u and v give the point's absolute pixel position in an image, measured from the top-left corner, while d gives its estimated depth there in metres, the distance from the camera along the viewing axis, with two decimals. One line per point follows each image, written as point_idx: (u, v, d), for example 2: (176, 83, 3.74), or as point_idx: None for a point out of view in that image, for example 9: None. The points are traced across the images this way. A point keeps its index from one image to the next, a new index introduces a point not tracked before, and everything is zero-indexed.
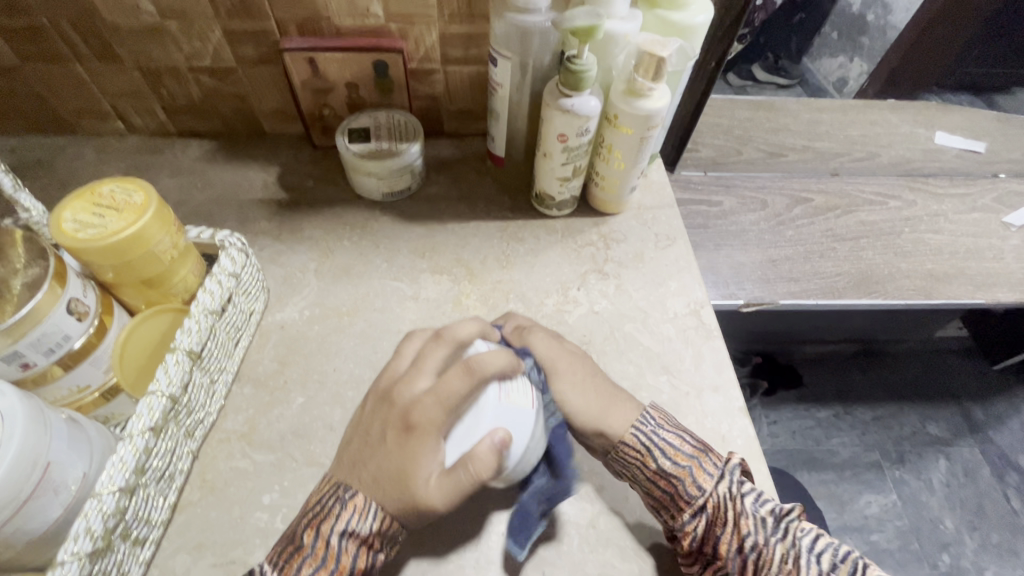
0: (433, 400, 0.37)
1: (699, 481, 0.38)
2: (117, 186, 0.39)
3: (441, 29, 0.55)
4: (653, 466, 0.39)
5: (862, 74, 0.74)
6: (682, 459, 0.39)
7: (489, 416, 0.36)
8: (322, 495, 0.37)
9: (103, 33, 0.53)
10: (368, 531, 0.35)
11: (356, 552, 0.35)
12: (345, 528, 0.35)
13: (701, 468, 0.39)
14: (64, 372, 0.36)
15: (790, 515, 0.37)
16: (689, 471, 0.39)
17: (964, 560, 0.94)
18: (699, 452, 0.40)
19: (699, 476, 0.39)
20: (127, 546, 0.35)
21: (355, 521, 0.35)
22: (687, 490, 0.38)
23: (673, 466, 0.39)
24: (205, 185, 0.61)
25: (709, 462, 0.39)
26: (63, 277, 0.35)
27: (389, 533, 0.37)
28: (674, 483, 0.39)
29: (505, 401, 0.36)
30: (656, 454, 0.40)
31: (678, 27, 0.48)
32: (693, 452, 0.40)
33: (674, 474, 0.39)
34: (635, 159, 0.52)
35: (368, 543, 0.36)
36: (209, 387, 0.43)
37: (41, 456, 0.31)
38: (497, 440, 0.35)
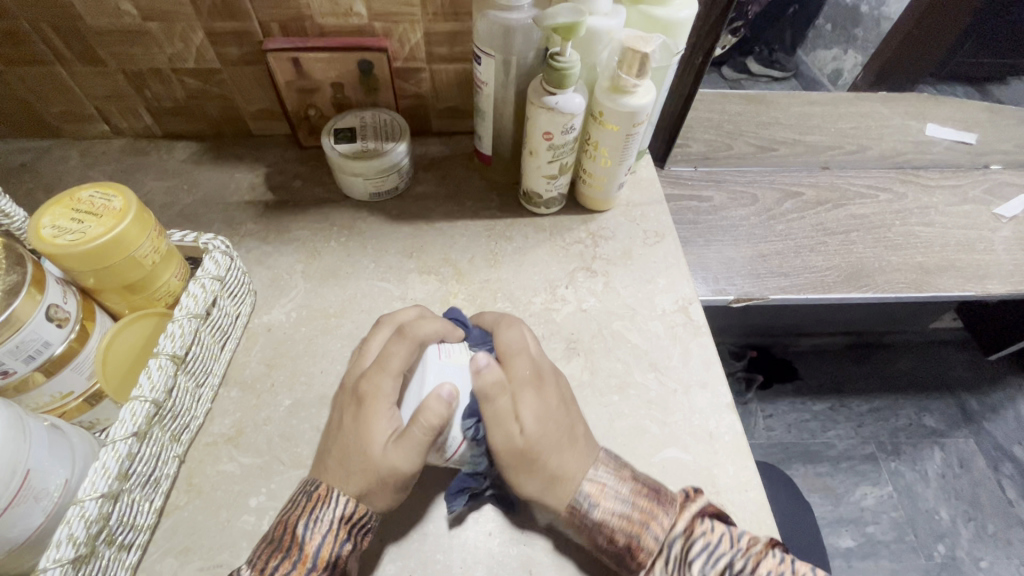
0: (394, 383, 0.38)
1: (653, 534, 0.36)
2: (96, 191, 0.39)
3: (425, 27, 0.54)
4: (611, 512, 0.37)
5: (856, 66, 0.72)
6: (635, 515, 0.37)
7: (437, 379, 0.38)
8: (292, 498, 0.37)
9: (85, 35, 0.53)
10: (335, 518, 0.36)
11: (322, 541, 0.35)
12: (310, 516, 0.35)
13: (654, 525, 0.37)
14: (46, 378, 0.36)
15: (759, 551, 0.35)
16: (649, 515, 0.37)
17: (960, 551, 0.95)
18: (651, 507, 0.37)
19: (646, 537, 0.36)
20: (112, 551, 0.35)
21: (320, 510, 0.36)
22: (648, 537, 0.36)
23: (625, 525, 0.37)
24: (192, 187, 0.61)
25: (659, 521, 0.37)
26: (42, 283, 0.35)
27: (358, 522, 0.36)
28: (634, 530, 0.37)
29: (448, 357, 0.39)
30: (612, 493, 0.38)
31: (662, 23, 0.48)
32: (643, 509, 0.37)
33: (626, 529, 0.37)
34: (621, 156, 0.52)
35: (336, 533, 0.36)
36: (195, 391, 0.43)
37: (20, 464, 0.30)
38: (446, 393, 0.36)
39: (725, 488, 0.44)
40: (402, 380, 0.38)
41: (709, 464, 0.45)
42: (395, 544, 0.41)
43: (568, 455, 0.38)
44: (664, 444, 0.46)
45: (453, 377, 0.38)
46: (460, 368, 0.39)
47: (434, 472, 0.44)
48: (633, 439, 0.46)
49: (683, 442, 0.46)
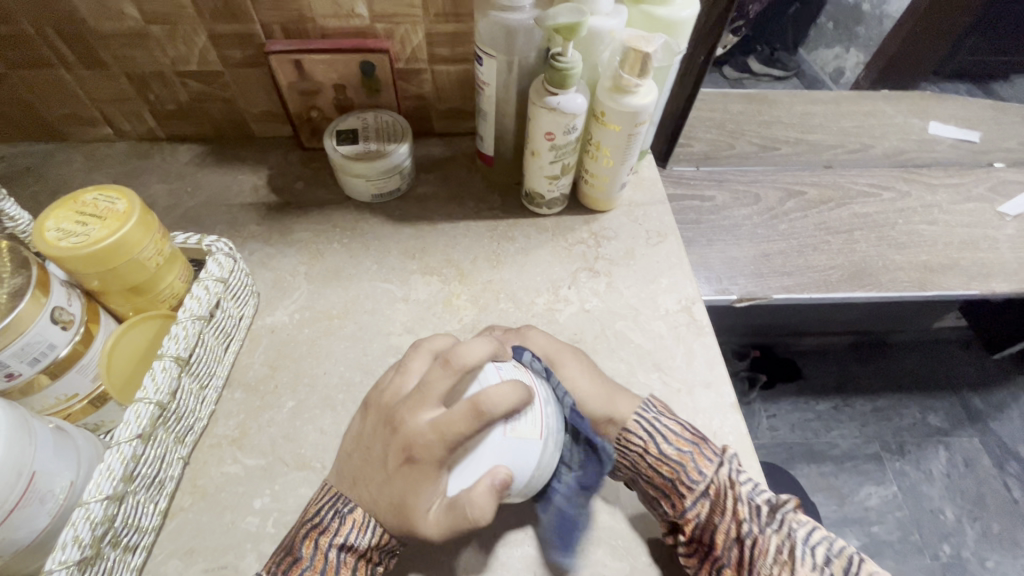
0: (440, 449, 0.33)
1: (700, 467, 0.39)
2: (100, 194, 0.39)
3: (427, 28, 0.54)
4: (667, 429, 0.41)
5: (857, 65, 0.73)
6: (681, 447, 0.40)
7: (491, 459, 0.33)
8: (318, 505, 0.37)
9: (88, 38, 0.53)
10: (368, 545, 0.36)
11: (353, 565, 0.36)
12: (343, 541, 0.36)
13: (700, 459, 0.39)
14: (51, 380, 0.36)
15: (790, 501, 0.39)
16: (700, 441, 0.40)
17: (966, 551, 0.94)
18: (696, 443, 0.40)
19: (701, 460, 0.39)
20: (117, 553, 0.35)
21: (355, 535, 0.36)
22: (701, 458, 0.39)
23: (679, 450, 0.40)
24: (195, 190, 0.61)
25: (709, 449, 0.40)
26: (46, 286, 0.35)
27: (386, 547, 0.37)
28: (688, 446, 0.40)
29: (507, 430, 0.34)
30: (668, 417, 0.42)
31: (664, 22, 0.48)
32: (691, 443, 0.40)
33: (676, 461, 0.39)
34: (623, 156, 0.52)
35: (364, 557, 0.36)
36: (199, 393, 0.43)
37: (26, 466, 0.30)
38: (497, 481, 0.32)
39: None
40: (454, 450, 0.33)
41: None
42: (401, 543, 0.41)
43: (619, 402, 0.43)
44: None
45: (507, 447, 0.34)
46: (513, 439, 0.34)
47: None
48: None
49: None
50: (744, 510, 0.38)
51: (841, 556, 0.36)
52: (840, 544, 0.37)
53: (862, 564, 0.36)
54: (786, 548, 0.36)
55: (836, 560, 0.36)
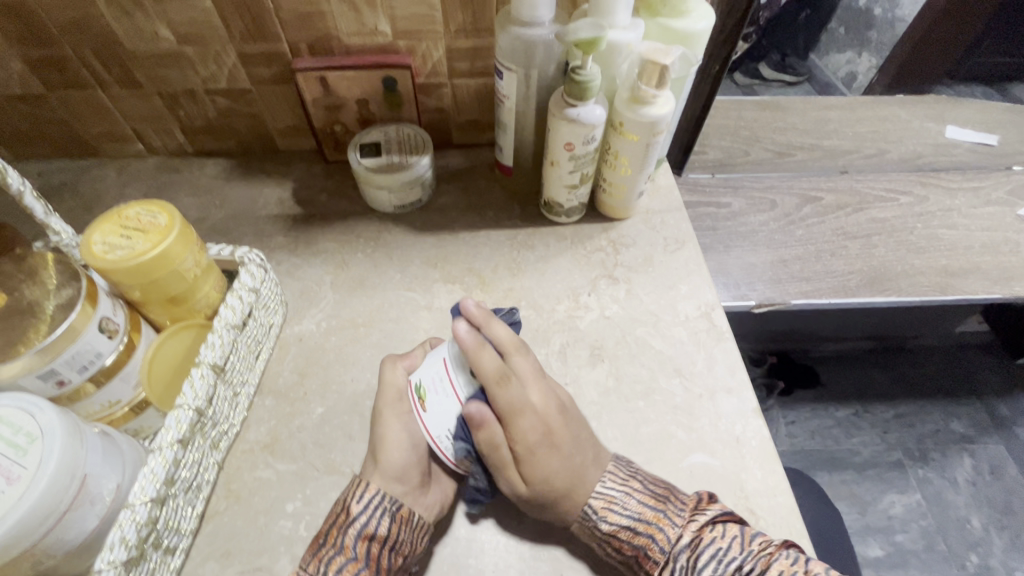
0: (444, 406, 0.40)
1: (660, 545, 0.38)
2: (142, 209, 0.41)
3: (447, 44, 0.56)
4: (619, 523, 0.39)
5: (871, 68, 0.72)
6: (642, 527, 0.38)
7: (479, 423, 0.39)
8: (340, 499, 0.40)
9: (124, 60, 0.55)
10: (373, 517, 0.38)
11: (368, 539, 0.37)
12: (357, 518, 0.38)
13: (659, 537, 0.38)
14: (96, 388, 0.38)
15: (770, 554, 0.36)
16: (654, 526, 0.38)
17: (994, 561, 0.92)
18: (656, 514, 0.39)
19: (661, 535, 0.38)
20: (158, 554, 0.36)
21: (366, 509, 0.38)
22: (654, 549, 0.38)
23: (632, 527, 0.39)
24: (223, 203, 0.63)
25: (671, 518, 0.38)
26: (94, 297, 0.37)
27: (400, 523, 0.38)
28: (641, 540, 0.38)
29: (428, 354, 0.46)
30: (620, 506, 0.39)
31: (680, 34, 0.49)
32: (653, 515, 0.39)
33: (633, 539, 0.39)
34: (641, 165, 0.53)
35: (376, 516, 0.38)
36: (232, 400, 0.44)
37: (78, 469, 0.32)
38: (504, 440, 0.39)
39: (753, 493, 0.44)
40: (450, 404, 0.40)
41: (736, 469, 0.46)
42: (441, 542, 0.42)
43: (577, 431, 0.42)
44: (691, 449, 0.46)
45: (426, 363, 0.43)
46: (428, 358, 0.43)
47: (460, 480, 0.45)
48: (660, 445, 0.47)
49: (711, 447, 0.47)
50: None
51: None
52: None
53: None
54: None
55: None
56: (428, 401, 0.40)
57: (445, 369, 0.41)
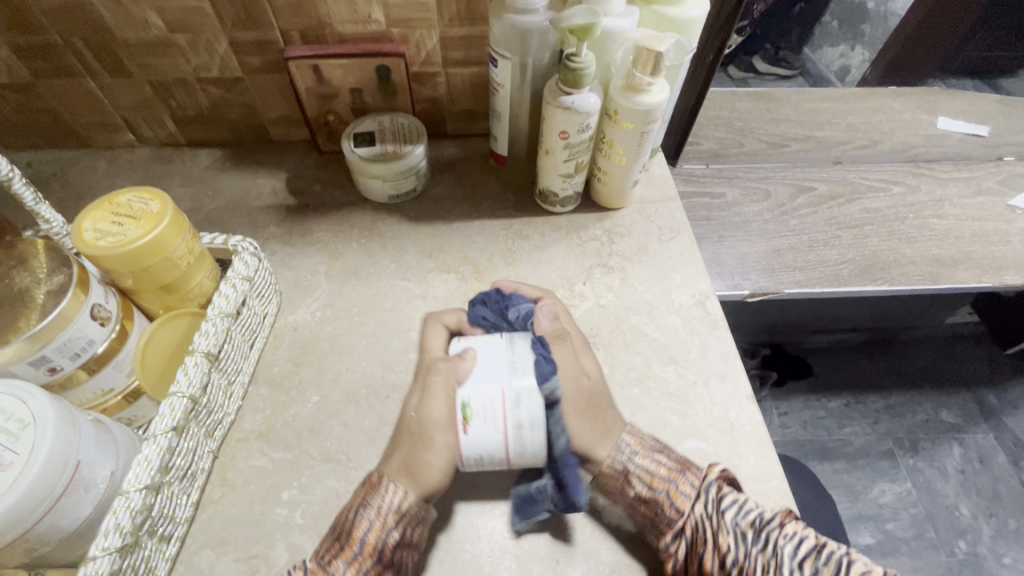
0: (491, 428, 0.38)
1: (689, 483, 0.39)
2: (133, 196, 0.40)
3: (441, 32, 0.56)
4: (651, 461, 0.41)
5: (864, 62, 0.73)
6: (672, 462, 0.40)
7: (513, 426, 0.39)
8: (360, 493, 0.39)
9: (114, 48, 0.55)
10: (391, 507, 0.38)
11: (379, 530, 0.37)
12: (373, 508, 0.37)
13: (687, 475, 0.40)
14: (89, 376, 0.37)
15: (787, 512, 0.37)
16: (683, 468, 0.40)
17: (982, 547, 0.94)
18: (683, 465, 0.40)
19: (689, 475, 0.40)
20: (153, 542, 0.36)
21: (382, 501, 0.38)
22: (684, 483, 0.39)
23: (664, 475, 0.40)
24: (216, 193, 0.63)
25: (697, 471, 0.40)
26: (86, 284, 0.37)
27: (410, 513, 0.38)
28: (672, 476, 0.40)
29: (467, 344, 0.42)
30: (649, 448, 0.41)
31: (674, 22, 0.49)
32: (679, 462, 0.41)
33: (666, 476, 0.40)
34: (636, 154, 0.53)
35: (387, 521, 0.37)
36: (226, 388, 0.44)
37: (72, 455, 0.32)
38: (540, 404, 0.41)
39: (747, 478, 0.45)
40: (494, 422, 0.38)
41: (730, 454, 0.46)
42: (440, 526, 0.43)
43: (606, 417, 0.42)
44: (685, 436, 0.47)
45: (471, 373, 0.39)
46: (481, 370, 0.39)
47: (458, 468, 0.45)
48: (655, 431, 0.47)
49: (705, 434, 0.47)
50: (728, 535, 0.36)
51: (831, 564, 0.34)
52: (829, 550, 0.35)
53: (849, 568, 0.34)
54: (769, 569, 0.34)
55: (825, 569, 0.34)
56: (473, 424, 0.38)
57: (503, 403, 0.38)
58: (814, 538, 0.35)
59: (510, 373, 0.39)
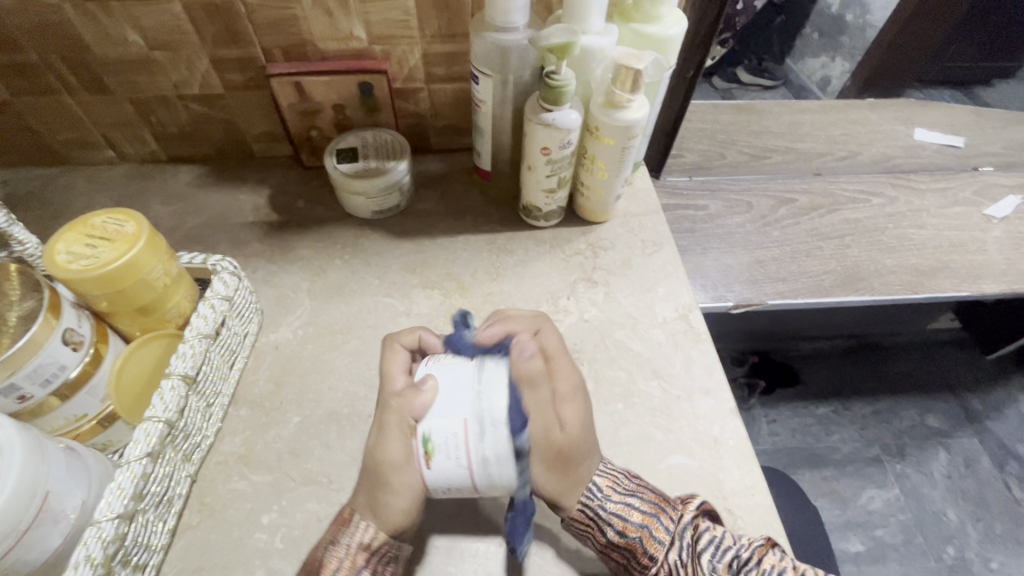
0: (453, 462, 0.36)
1: (665, 524, 0.39)
2: (109, 217, 0.40)
3: (424, 49, 0.56)
4: (624, 502, 0.40)
5: (844, 73, 0.76)
6: (646, 507, 0.40)
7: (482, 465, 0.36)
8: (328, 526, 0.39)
9: (92, 66, 0.54)
10: (357, 543, 0.37)
11: (344, 568, 0.37)
12: (337, 544, 0.37)
13: (663, 518, 0.39)
14: (61, 402, 0.37)
15: (763, 547, 0.38)
16: (658, 508, 0.40)
17: (969, 552, 0.94)
18: (658, 505, 0.40)
19: (664, 519, 0.39)
20: (127, 572, 0.36)
21: (346, 535, 0.38)
22: (659, 528, 0.39)
23: (636, 521, 0.39)
24: (197, 210, 0.62)
25: (674, 512, 0.40)
26: (58, 308, 0.36)
27: (379, 550, 0.38)
28: (646, 521, 0.39)
29: (435, 363, 0.40)
30: (624, 486, 0.40)
31: (653, 39, 0.50)
32: (653, 504, 0.40)
33: (640, 521, 0.39)
34: (618, 168, 0.53)
35: (356, 560, 0.37)
36: (205, 410, 0.44)
37: (40, 485, 0.31)
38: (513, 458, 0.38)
39: (730, 492, 0.45)
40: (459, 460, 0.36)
41: (714, 469, 0.46)
42: (423, 551, 0.42)
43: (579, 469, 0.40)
44: (669, 451, 0.47)
45: (432, 406, 0.37)
46: (443, 404, 0.37)
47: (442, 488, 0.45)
48: (639, 447, 0.47)
49: (688, 448, 0.47)
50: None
51: None
52: None
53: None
54: None
55: None
56: (436, 459, 0.36)
57: (467, 437, 0.36)
58: (791, 571, 0.37)
59: (476, 405, 0.36)
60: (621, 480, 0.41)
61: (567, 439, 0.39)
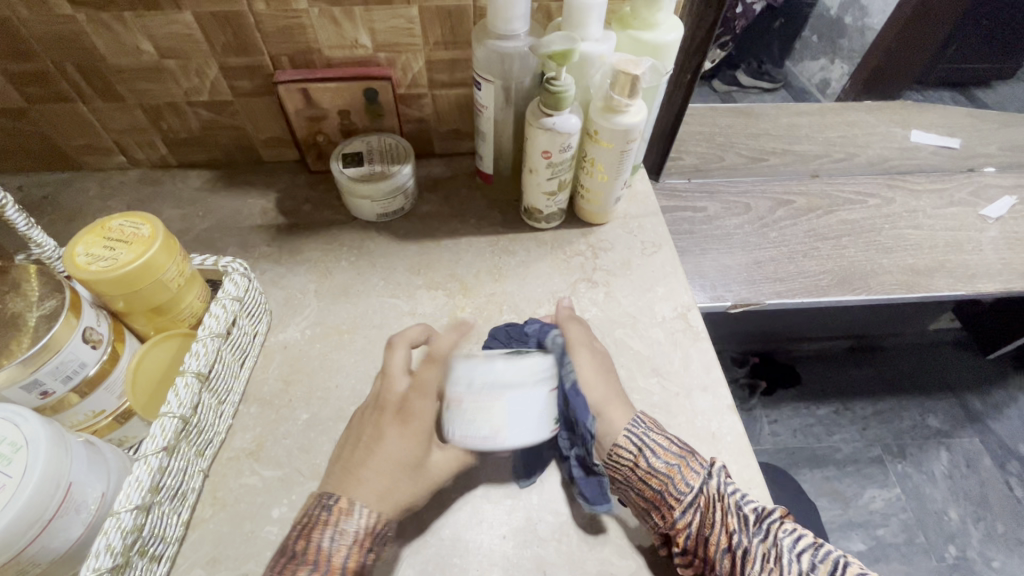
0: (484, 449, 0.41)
1: (698, 465, 0.42)
2: (125, 220, 0.41)
3: (427, 56, 0.57)
4: (665, 438, 0.43)
5: (843, 75, 0.76)
6: (680, 447, 0.43)
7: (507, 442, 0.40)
8: (307, 510, 0.39)
9: (106, 74, 0.56)
10: (357, 528, 0.38)
11: (348, 552, 0.37)
12: (333, 529, 0.37)
13: (695, 459, 0.42)
14: (80, 398, 0.38)
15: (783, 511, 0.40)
16: (690, 452, 0.43)
17: (971, 551, 0.95)
18: (688, 450, 0.43)
19: (689, 472, 0.41)
20: (144, 562, 0.37)
21: (343, 522, 0.37)
22: (694, 463, 0.42)
23: (667, 461, 0.42)
24: (207, 214, 0.64)
25: (698, 461, 0.42)
26: (78, 308, 0.37)
27: (379, 532, 0.39)
28: (683, 454, 0.42)
29: (498, 430, 0.39)
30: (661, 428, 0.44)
31: (650, 46, 0.51)
32: (683, 449, 0.43)
33: (677, 453, 0.42)
34: (617, 171, 0.55)
35: (360, 543, 0.38)
36: (217, 407, 0.45)
37: (63, 477, 0.32)
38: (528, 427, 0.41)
39: None
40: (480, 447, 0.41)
41: (712, 464, 0.47)
42: (430, 546, 0.43)
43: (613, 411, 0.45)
44: None
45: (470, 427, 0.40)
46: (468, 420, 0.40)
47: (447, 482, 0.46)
48: None
49: (687, 444, 0.48)
50: (734, 519, 0.39)
51: (826, 562, 0.37)
52: (827, 550, 0.38)
53: (845, 568, 0.36)
54: (769, 555, 0.37)
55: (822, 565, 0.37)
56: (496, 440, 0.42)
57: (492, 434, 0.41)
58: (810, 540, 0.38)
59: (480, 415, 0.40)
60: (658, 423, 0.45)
61: (585, 380, 0.47)
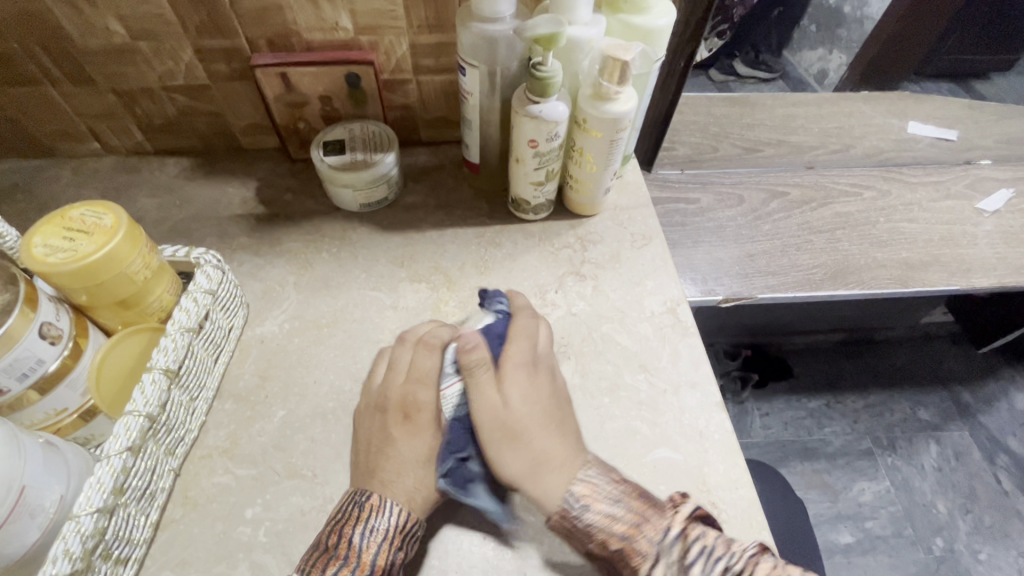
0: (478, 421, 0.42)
1: (648, 537, 0.36)
2: (87, 209, 0.39)
3: (411, 40, 0.55)
4: (602, 513, 0.37)
5: (841, 66, 0.75)
6: (630, 517, 0.37)
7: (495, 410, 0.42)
8: (341, 506, 0.38)
9: (75, 56, 0.53)
10: (389, 525, 0.37)
11: (378, 549, 0.36)
12: (365, 525, 0.36)
13: (647, 526, 0.36)
14: (40, 396, 0.37)
15: (756, 556, 0.34)
16: (641, 517, 0.37)
17: (958, 544, 0.95)
18: (643, 513, 0.37)
19: (640, 546, 0.36)
20: (108, 566, 0.35)
21: (374, 518, 0.37)
22: (642, 540, 0.36)
23: (613, 541, 0.37)
24: (184, 203, 0.62)
25: (650, 530, 0.36)
26: (34, 302, 0.36)
27: (410, 530, 0.38)
28: (629, 533, 0.36)
29: (496, 410, 0.40)
30: (603, 494, 0.38)
31: (641, 30, 0.49)
32: (635, 515, 0.37)
33: (621, 534, 0.37)
34: (606, 161, 0.53)
35: (391, 541, 0.37)
36: (189, 405, 0.43)
37: (15, 481, 0.31)
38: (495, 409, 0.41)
39: (716, 486, 0.45)
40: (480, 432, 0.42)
41: (699, 463, 0.46)
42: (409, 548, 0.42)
43: (553, 452, 0.40)
44: (655, 444, 0.47)
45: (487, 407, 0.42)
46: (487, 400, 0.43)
47: None
48: (625, 440, 0.47)
49: (674, 442, 0.47)
50: None
51: None
52: None
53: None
54: None
55: None
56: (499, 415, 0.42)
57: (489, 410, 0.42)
58: None
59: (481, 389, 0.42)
60: (600, 488, 0.38)
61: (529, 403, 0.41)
